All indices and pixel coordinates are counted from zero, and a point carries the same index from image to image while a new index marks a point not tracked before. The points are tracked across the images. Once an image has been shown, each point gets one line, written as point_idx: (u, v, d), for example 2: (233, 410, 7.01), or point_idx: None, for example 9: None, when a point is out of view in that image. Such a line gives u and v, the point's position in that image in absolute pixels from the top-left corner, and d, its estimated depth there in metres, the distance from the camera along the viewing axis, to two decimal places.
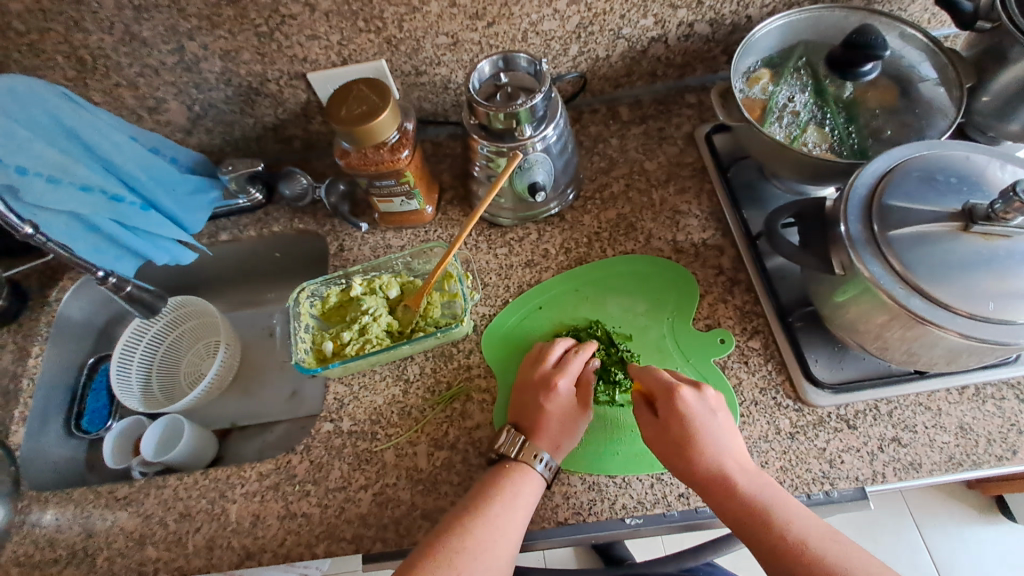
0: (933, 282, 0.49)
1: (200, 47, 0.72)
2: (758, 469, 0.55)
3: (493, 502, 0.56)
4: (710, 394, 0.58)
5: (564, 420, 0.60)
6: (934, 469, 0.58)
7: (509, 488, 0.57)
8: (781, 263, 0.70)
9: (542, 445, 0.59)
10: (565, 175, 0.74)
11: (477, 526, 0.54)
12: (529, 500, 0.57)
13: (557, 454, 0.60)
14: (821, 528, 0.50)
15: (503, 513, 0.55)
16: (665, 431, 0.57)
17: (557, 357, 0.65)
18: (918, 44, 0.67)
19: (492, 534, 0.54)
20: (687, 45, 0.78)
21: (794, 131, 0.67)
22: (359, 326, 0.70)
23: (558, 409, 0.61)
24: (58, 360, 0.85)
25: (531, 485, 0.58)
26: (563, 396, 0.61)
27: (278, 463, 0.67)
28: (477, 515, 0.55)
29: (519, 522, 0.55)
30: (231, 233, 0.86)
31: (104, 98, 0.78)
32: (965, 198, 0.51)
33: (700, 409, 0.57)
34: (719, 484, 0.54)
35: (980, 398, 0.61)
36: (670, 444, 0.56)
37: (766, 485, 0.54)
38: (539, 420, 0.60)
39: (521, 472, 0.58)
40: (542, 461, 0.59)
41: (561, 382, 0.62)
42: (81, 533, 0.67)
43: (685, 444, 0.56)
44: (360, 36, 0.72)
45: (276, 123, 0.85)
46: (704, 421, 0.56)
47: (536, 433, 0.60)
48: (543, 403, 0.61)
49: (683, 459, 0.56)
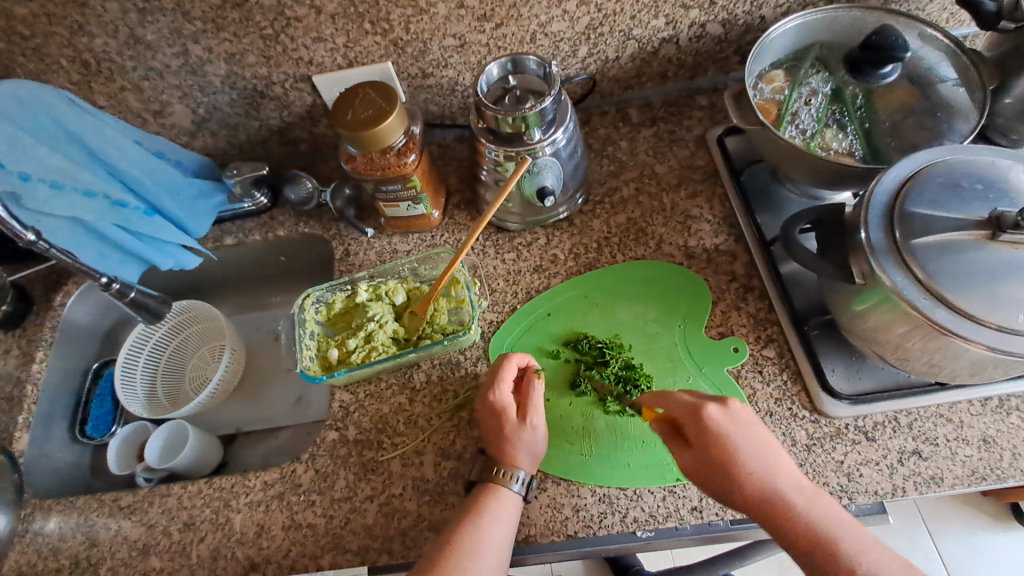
0: (959, 292, 0.47)
1: (204, 50, 0.72)
2: (808, 483, 0.53)
3: (463, 528, 0.55)
4: (737, 406, 0.55)
5: (519, 434, 0.59)
6: (956, 483, 0.57)
7: (476, 511, 0.56)
8: (796, 269, 0.68)
9: (510, 463, 0.58)
10: (574, 179, 0.73)
11: (448, 554, 0.53)
12: (504, 523, 0.56)
13: (530, 465, 0.59)
14: (876, 544, 0.49)
15: (475, 538, 0.54)
16: (704, 459, 0.54)
17: (490, 370, 0.63)
18: (938, 45, 0.66)
19: (462, 561, 0.52)
20: (698, 46, 0.77)
21: (810, 136, 0.65)
22: (365, 333, 0.69)
23: (506, 424, 0.59)
24: (62, 365, 0.85)
25: (505, 506, 0.56)
26: (507, 411, 0.60)
27: (283, 472, 0.66)
28: (449, 543, 0.54)
29: (493, 545, 0.54)
30: (237, 237, 0.85)
31: (109, 101, 0.77)
32: (991, 204, 0.49)
33: (732, 427, 0.54)
34: (774, 510, 0.51)
35: (1004, 410, 0.59)
36: (715, 472, 0.53)
37: (821, 501, 0.51)
38: (497, 440, 0.59)
39: (494, 494, 0.57)
40: (517, 479, 0.58)
41: (497, 398, 0.60)
42: (85, 542, 0.66)
43: (731, 469, 0.52)
44: (366, 38, 0.71)
45: (281, 126, 0.84)
46: (741, 440, 0.53)
47: (500, 453, 0.59)
48: (494, 425, 0.60)
49: (731, 489, 0.53)
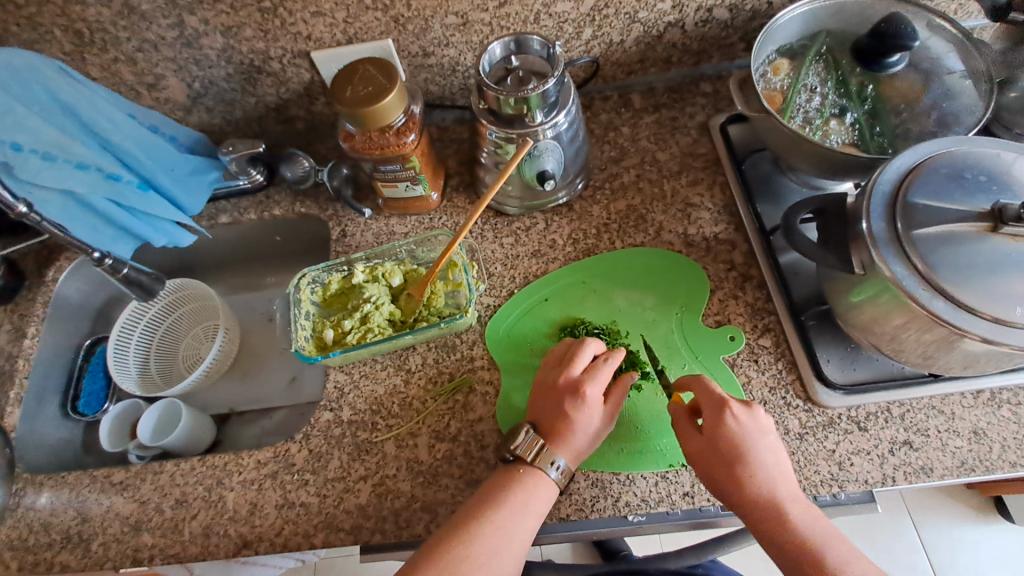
0: (958, 284, 0.47)
1: (200, 22, 0.70)
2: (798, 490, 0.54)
3: (502, 508, 0.55)
4: (761, 414, 0.55)
5: (587, 428, 0.58)
6: (946, 474, 0.57)
7: (519, 493, 0.55)
8: (795, 259, 0.68)
9: (557, 450, 0.57)
10: (575, 164, 0.72)
11: (484, 532, 0.53)
12: (542, 504, 0.56)
13: (574, 460, 0.58)
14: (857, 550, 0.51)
15: (513, 520, 0.54)
16: (712, 443, 0.54)
17: (567, 355, 0.62)
18: (946, 34, 0.65)
19: (497, 542, 0.53)
20: (704, 31, 0.76)
21: (815, 124, 0.65)
22: (361, 314, 0.68)
23: (574, 410, 0.58)
24: (54, 341, 0.84)
25: (542, 492, 0.56)
26: (591, 404, 0.58)
27: (276, 451, 0.66)
28: (487, 520, 0.54)
29: (527, 530, 0.54)
30: (231, 215, 0.84)
31: (102, 74, 0.75)
32: (994, 197, 0.49)
33: (753, 429, 0.54)
34: (755, 509, 0.52)
35: (996, 403, 0.60)
36: (717, 462, 0.54)
37: (803, 509, 0.52)
38: (556, 423, 0.58)
39: (534, 476, 0.56)
40: (556, 467, 0.57)
41: (590, 390, 0.59)
42: (77, 517, 0.66)
43: (728, 470, 0.53)
44: (366, 14, 0.69)
45: (278, 103, 0.83)
46: (757, 442, 0.54)
47: (554, 439, 0.58)
48: (567, 411, 0.58)
49: (728, 484, 0.53)
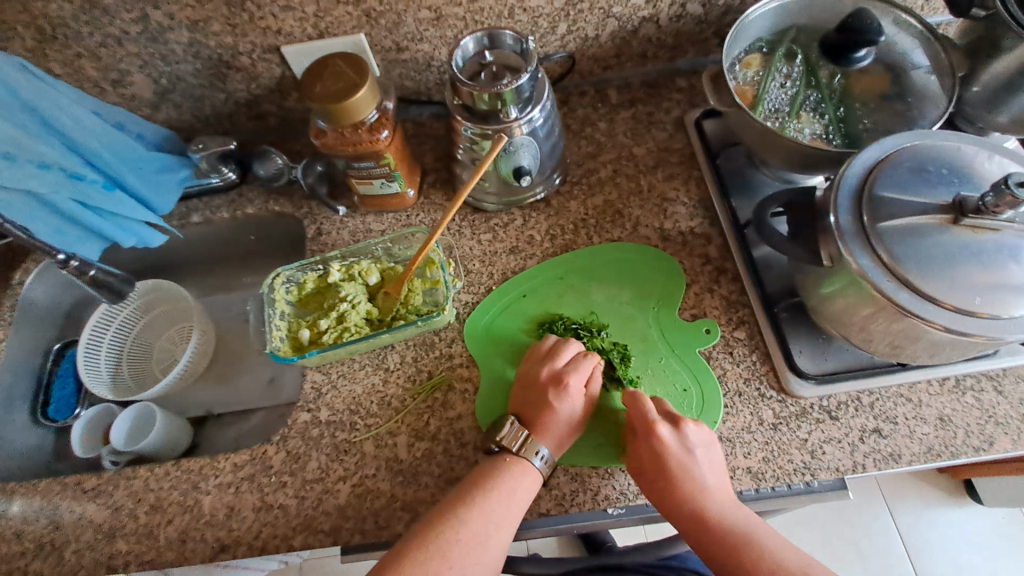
0: (922, 275, 0.48)
1: (165, 16, 0.68)
2: (733, 501, 0.55)
3: (492, 494, 0.55)
4: (690, 429, 0.57)
5: (570, 420, 0.59)
6: (913, 460, 0.59)
7: (508, 481, 0.56)
8: (768, 252, 0.69)
9: (542, 440, 0.58)
10: (552, 160, 0.72)
11: (472, 518, 0.54)
12: (528, 493, 0.57)
13: (558, 451, 0.59)
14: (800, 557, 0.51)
15: (500, 506, 0.55)
16: (643, 462, 0.57)
17: (549, 350, 0.63)
18: (912, 30, 0.65)
19: (487, 527, 0.53)
20: (678, 26, 0.76)
21: (786, 118, 0.65)
22: (337, 313, 0.68)
23: (556, 402, 0.59)
24: (21, 345, 0.82)
25: (528, 481, 0.57)
26: (573, 395, 0.59)
27: (253, 453, 0.65)
28: (475, 506, 0.54)
29: (514, 516, 0.55)
30: (203, 214, 0.82)
31: (64, 70, 0.73)
32: (955, 189, 0.50)
33: (679, 448, 0.56)
34: (687, 526, 0.54)
35: (960, 390, 0.61)
36: (649, 484, 0.56)
37: (738, 518, 0.54)
38: (539, 415, 0.59)
39: (519, 466, 0.57)
40: (540, 456, 0.57)
41: (574, 381, 0.60)
42: (48, 526, 0.64)
43: (657, 488, 0.56)
44: (337, 8, 0.68)
45: (250, 99, 0.81)
46: (684, 461, 0.55)
47: (538, 429, 0.58)
48: (551, 401, 0.59)
49: (660, 500, 0.56)
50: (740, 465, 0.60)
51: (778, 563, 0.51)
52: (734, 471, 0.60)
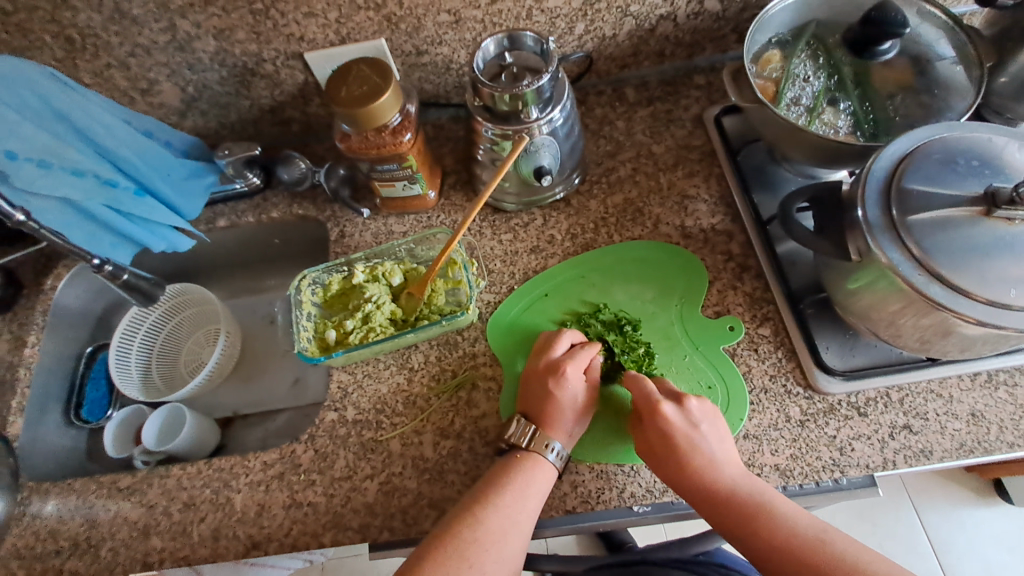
0: (954, 268, 0.48)
1: (192, 26, 0.70)
2: (746, 476, 0.55)
3: (506, 492, 0.55)
4: (694, 406, 0.57)
5: (574, 407, 0.59)
6: (945, 456, 0.58)
7: (521, 477, 0.56)
8: (792, 249, 0.69)
9: (553, 434, 0.58)
10: (572, 159, 0.72)
11: (489, 516, 0.54)
12: (540, 488, 0.57)
13: (569, 441, 0.59)
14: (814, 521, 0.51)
15: (515, 503, 0.55)
16: (651, 444, 0.57)
17: (542, 343, 0.64)
18: (936, 21, 0.65)
19: (504, 523, 0.54)
20: (696, 23, 0.76)
21: (809, 113, 0.65)
22: (363, 313, 0.69)
23: (557, 393, 0.59)
24: (55, 349, 0.84)
25: (542, 474, 0.57)
26: (573, 383, 0.60)
27: (282, 452, 0.66)
28: (490, 503, 0.55)
29: (530, 512, 0.55)
30: (229, 219, 0.84)
31: (95, 79, 0.75)
32: (986, 181, 0.50)
33: (684, 425, 0.56)
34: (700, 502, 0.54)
35: (993, 385, 0.60)
36: (660, 463, 0.56)
37: (756, 492, 0.53)
38: (544, 408, 0.59)
39: (531, 461, 0.57)
40: (554, 450, 0.58)
41: (572, 369, 0.60)
42: (84, 524, 0.66)
43: (668, 464, 0.56)
44: (359, 13, 0.69)
45: (273, 105, 0.83)
46: (690, 438, 0.55)
47: (545, 423, 0.59)
48: (552, 393, 0.59)
49: (671, 477, 0.56)
50: (768, 462, 0.59)
51: (796, 535, 0.50)
52: (761, 468, 0.59)
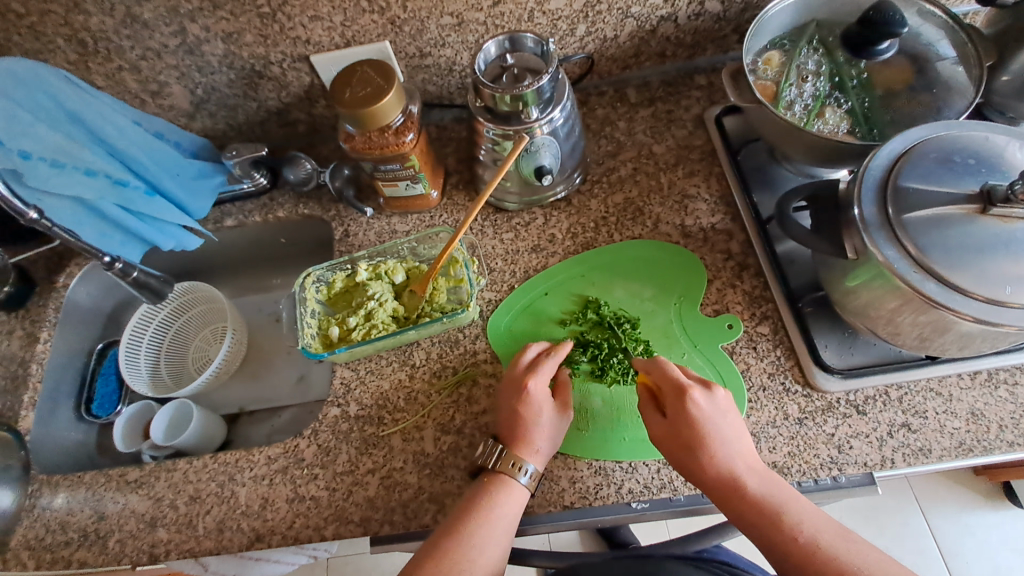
0: (950, 266, 0.48)
1: (201, 29, 0.72)
2: (765, 470, 0.55)
3: (487, 504, 0.56)
4: (720, 395, 0.57)
5: (542, 423, 0.60)
6: (944, 455, 0.58)
7: (491, 498, 0.56)
8: (792, 248, 0.69)
9: (522, 455, 0.58)
10: (572, 159, 0.73)
11: (468, 529, 0.54)
12: (516, 505, 0.57)
13: (540, 460, 0.59)
14: (822, 517, 0.51)
15: (496, 514, 0.55)
16: (674, 426, 0.56)
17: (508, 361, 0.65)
18: (936, 21, 0.65)
19: (485, 533, 0.54)
20: (697, 24, 0.77)
21: (809, 112, 0.65)
22: (365, 311, 0.70)
23: (521, 411, 0.60)
24: (66, 345, 0.86)
25: (515, 497, 0.57)
26: (537, 399, 0.60)
27: (286, 447, 0.67)
28: (472, 514, 0.55)
29: (503, 532, 0.55)
30: (236, 218, 0.85)
31: (107, 82, 0.77)
32: (983, 179, 0.50)
33: (710, 410, 0.56)
34: (716, 485, 0.54)
35: (993, 384, 0.60)
36: (679, 445, 0.56)
37: (772, 485, 0.53)
38: (512, 429, 0.59)
39: (503, 485, 0.57)
40: (526, 472, 0.58)
41: (535, 385, 0.60)
42: (93, 515, 0.67)
43: (688, 447, 0.55)
44: (363, 16, 0.71)
45: (280, 107, 0.84)
46: (715, 423, 0.56)
47: (513, 444, 0.59)
48: (517, 412, 0.60)
49: (689, 458, 0.55)
50: (766, 460, 0.59)
51: (810, 527, 0.50)
52: None
